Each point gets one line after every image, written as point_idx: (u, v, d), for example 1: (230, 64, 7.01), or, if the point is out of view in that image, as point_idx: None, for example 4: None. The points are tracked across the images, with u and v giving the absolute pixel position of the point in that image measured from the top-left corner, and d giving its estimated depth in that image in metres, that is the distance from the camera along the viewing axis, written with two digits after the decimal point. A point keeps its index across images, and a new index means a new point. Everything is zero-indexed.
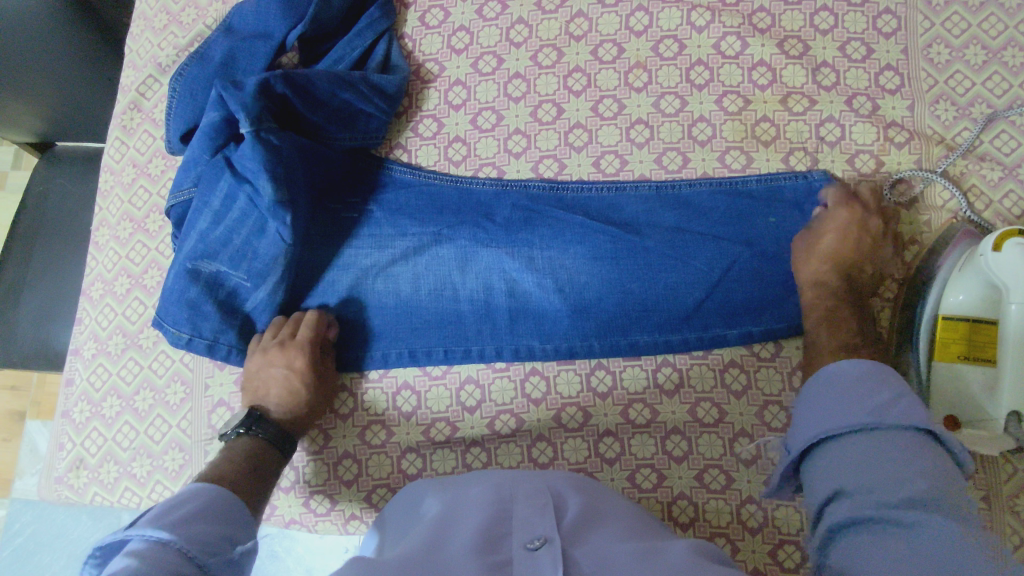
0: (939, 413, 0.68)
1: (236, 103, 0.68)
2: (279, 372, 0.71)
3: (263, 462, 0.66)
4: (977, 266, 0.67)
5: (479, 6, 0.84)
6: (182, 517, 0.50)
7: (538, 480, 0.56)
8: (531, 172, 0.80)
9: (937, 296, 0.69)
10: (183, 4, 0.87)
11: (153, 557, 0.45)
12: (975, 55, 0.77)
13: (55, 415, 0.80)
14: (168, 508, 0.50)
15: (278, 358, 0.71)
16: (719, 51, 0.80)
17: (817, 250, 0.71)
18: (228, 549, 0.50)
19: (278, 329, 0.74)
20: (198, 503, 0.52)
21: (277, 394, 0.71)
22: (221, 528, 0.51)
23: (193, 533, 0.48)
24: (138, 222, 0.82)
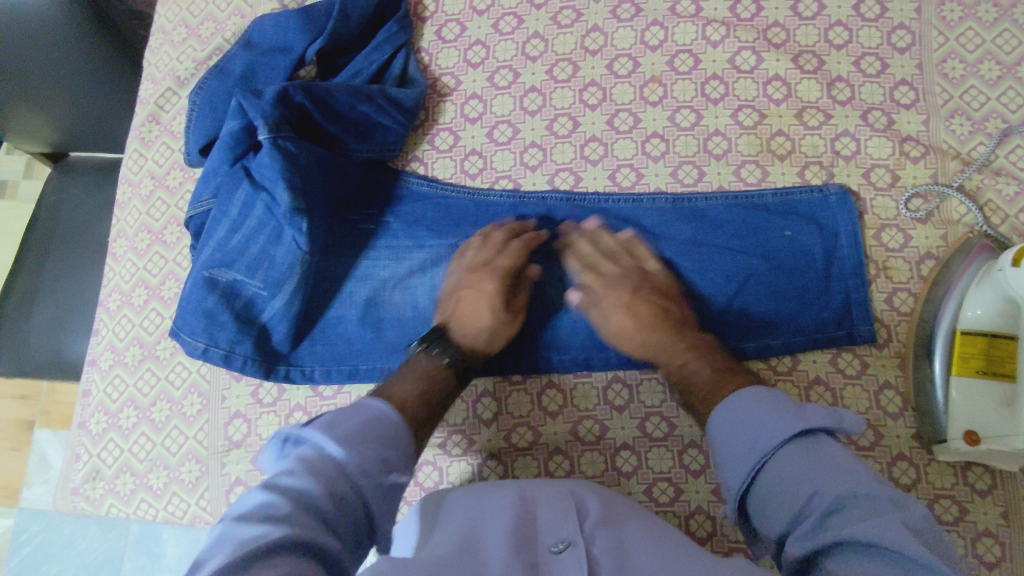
0: (957, 428, 0.67)
1: (255, 112, 0.69)
2: (470, 295, 0.71)
3: (434, 381, 0.65)
4: (995, 280, 0.67)
5: (496, 20, 0.85)
6: (350, 432, 0.51)
7: (561, 486, 0.59)
8: (548, 185, 0.80)
9: (953, 311, 0.69)
10: (202, 17, 0.88)
11: (312, 470, 0.48)
12: (990, 70, 0.77)
13: (72, 426, 0.80)
14: (341, 418, 0.52)
15: (469, 284, 0.72)
16: (734, 66, 0.80)
17: (614, 327, 0.71)
18: (387, 472, 0.51)
19: (476, 253, 0.74)
20: (368, 418, 0.53)
21: (462, 318, 0.71)
22: (385, 449, 0.52)
23: (357, 451, 0.50)
24: (155, 233, 0.82)
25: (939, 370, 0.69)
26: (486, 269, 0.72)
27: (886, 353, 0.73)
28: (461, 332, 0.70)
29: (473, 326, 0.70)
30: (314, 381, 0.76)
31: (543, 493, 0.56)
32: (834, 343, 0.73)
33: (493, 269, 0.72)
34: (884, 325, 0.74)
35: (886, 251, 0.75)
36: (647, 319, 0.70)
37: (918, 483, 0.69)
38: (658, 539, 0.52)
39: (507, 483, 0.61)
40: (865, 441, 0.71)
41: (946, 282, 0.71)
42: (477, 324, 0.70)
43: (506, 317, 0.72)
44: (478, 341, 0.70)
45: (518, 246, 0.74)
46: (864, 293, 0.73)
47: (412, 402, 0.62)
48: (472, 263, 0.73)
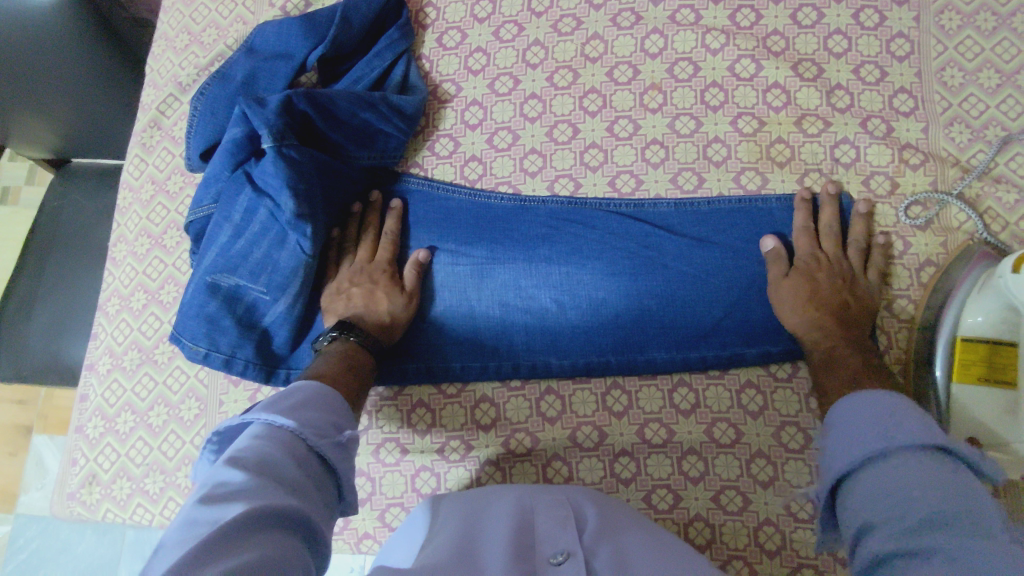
0: (959, 436, 0.68)
1: (259, 120, 0.69)
2: (364, 286, 0.73)
3: (358, 360, 0.68)
4: (995, 286, 0.67)
5: (497, 28, 0.85)
6: (293, 406, 0.51)
7: (560, 493, 0.58)
8: (548, 191, 0.80)
9: (953, 317, 0.70)
10: (205, 24, 0.88)
11: (269, 442, 0.47)
12: (989, 78, 0.78)
13: (69, 431, 0.80)
14: (280, 396, 0.52)
15: (361, 278, 0.74)
16: (734, 73, 0.81)
17: (782, 294, 0.71)
18: (337, 433, 0.52)
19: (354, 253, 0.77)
20: (309, 392, 0.53)
21: (365, 305, 0.73)
22: (330, 415, 0.53)
23: (304, 420, 0.50)
24: (156, 238, 0.83)
25: (942, 378, 0.69)
26: (373, 264, 0.75)
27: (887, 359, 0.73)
28: (368, 317, 0.72)
29: (378, 308, 0.73)
30: None
31: (543, 504, 0.56)
32: None
33: (379, 264, 0.75)
34: (884, 332, 0.73)
35: (887, 258, 0.75)
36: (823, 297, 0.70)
37: None
38: (661, 549, 0.52)
39: (500, 496, 0.59)
40: None
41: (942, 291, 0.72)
42: (378, 309, 0.73)
43: (408, 298, 0.74)
44: (386, 323, 0.73)
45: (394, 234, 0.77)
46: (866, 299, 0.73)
47: (344, 375, 0.65)
48: (356, 262, 0.76)
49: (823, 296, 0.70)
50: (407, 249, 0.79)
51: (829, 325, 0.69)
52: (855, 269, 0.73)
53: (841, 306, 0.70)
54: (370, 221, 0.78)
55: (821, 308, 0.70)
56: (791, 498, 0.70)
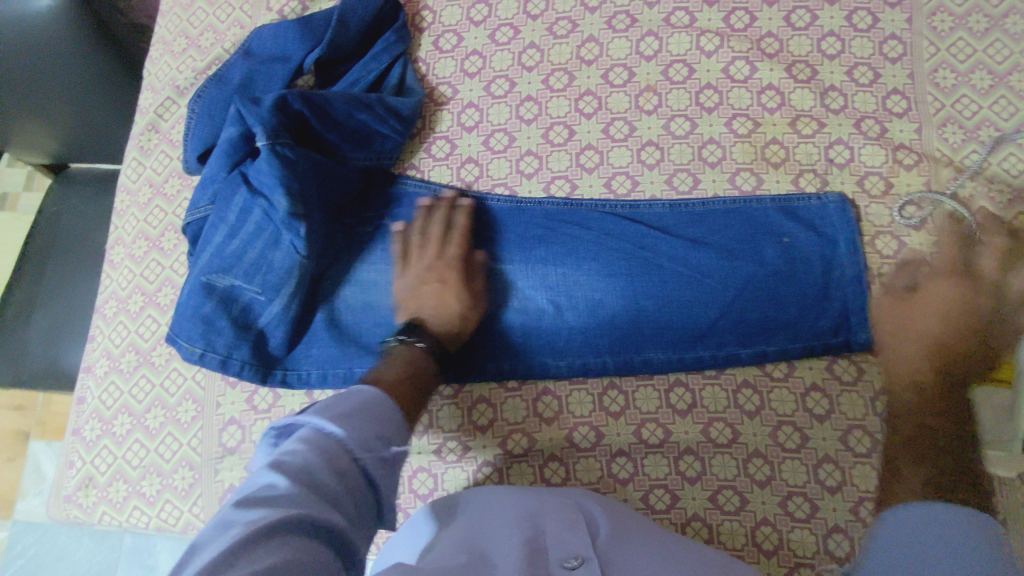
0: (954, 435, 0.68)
1: (254, 120, 0.69)
2: (435, 285, 0.71)
3: (422, 367, 0.65)
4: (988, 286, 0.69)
5: (493, 31, 0.86)
6: (347, 413, 0.49)
7: (570, 498, 0.58)
8: (544, 192, 0.81)
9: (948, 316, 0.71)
10: (202, 28, 0.89)
11: (314, 451, 0.45)
12: (981, 79, 0.78)
13: (66, 433, 0.80)
14: (335, 400, 0.50)
15: (432, 275, 0.72)
16: (728, 75, 0.81)
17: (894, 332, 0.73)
18: (384, 450, 0.48)
19: (422, 246, 0.74)
20: (362, 399, 0.50)
21: (435, 305, 0.71)
22: (381, 428, 0.49)
23: (354, 432, 0.47)
24: (153, 240, 0.83)
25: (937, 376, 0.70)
26: (443, 261, 0.73)
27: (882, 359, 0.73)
28: (433, 319, 0.70)
29: (449, 311, 0.71)
30: (309, 386, 0.76)
31: (550, 507, 0.55)
32: (830, 349, 0.73)
33: (448, 262, 0.73)
34: None
35: (881, 258, 0.75)
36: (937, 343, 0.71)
37: None
38: (669, 556, 0.51)
39: (506, 497, 0.57)
40: (863, 446, 0.71)
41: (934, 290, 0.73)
42: (448, 311, 0.71)
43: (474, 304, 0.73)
44: (453, 329, 0.71)
45: (465, 230, 0.76)
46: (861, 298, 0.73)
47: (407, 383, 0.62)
48: (426, 256, 0.74)
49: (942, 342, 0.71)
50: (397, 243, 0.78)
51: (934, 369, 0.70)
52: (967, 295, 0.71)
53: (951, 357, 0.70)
54: (443, 215, 0.76)
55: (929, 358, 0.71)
56: (787, 497, 0.70)
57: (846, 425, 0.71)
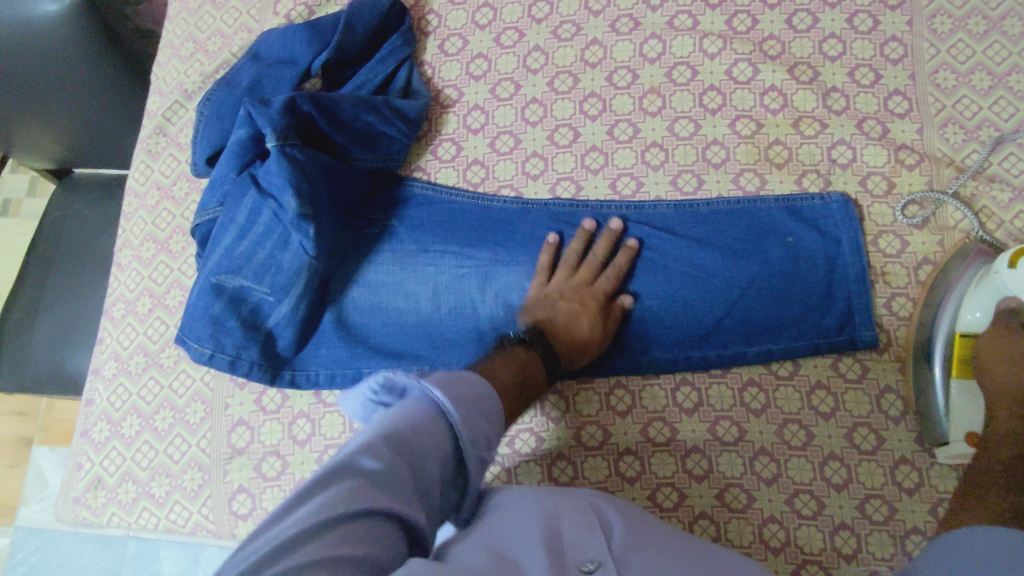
0: (958, 432, 0.68)
1: (263, 121, 0.70)
2: (573, 306, 0.72)
3: (531, 372, 0.64)
4: (993, 282, 0.68)
5: (498, 34, 0.86)
6: (464, 399, 0.48)
7: (582, 496, 0.57)
8: (549, 193, 0.81)
9: (953, 313, 0.70)
10: (210, 33, 0.90)
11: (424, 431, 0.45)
12: (981, 80, 0.79)
13: (74, 435, 0.80)
14: (457, 381, 0.49)
15: (572, 295, 0.73)
16: (731, 77, 0.82)
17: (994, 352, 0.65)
18: (487, 449, 0.49)
19: (572, 271, 0.75)
20: (480, 391, 0.50)
21: (566, 324, 0.71)
22: (490, 426, 0.49)
23: (468, 424, 0.47)
24: (161, 243, 0.83)
25: (942, 375, 0.69)
26: (590, 288, 0.74)
27: (885, 356, 0.73)
28: (562, 336, 0.70)
29: (576, 333, 0.71)
30: (318, 387, 0.76)
31: (566, 505, 0.54)
32: (835, 347, 0.73)
33: (595, 291, 0.73)
34: (884, 329, 0.74)
35: (884, 257, 0.76)
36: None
37: (921, 487, 0.69)
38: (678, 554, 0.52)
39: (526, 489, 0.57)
40: (870, 443, 0.71)
41: (940, 286, 0.72)
42: (574, 333, 0.71)
43: (605, 335, 0.72)
44: (574, 347, 0.71)
45: (621, 268, 0.75)
46: (865, 296, 0.74)
47: (514, 388, 0.60)
48: (572, 279, 0.74)
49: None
50: (405, 246, 0.79)
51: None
52: None
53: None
54: (601, 245, 0.76)
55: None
56: (794, 495, 0.71)
57: (852, 423, 0.72)
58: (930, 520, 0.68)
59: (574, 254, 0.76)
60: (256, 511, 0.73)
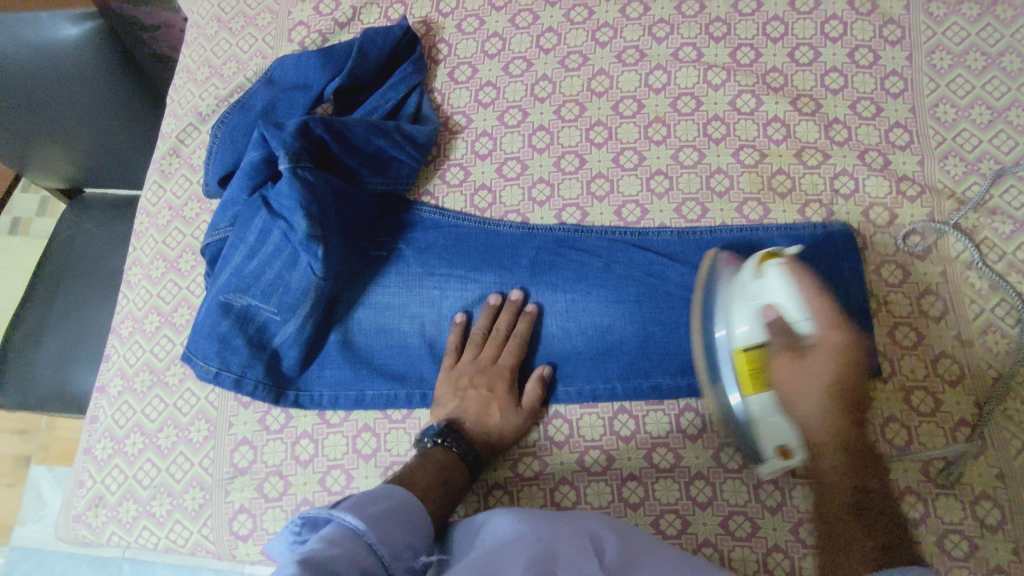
0: (770, 448, 0.66)
1: (276, 143, 0.71)
2: (481, 392, 0.73)
3: (452, 471, 0.68)
4: (743, 293, 0.68)
5: (506, 64, 0.89)
6: (376, 513, 0.56)
7: (577, 522, 0.58)
8: (555, 219, 0.82)
9: (729, 329, 0.68)
10: (225, 58, 0.92)
11: (343, 543, 0.50)
12: (981, 114, 0.82)
13: (76, 453, 0.79)
14: (366, 500, 0.57)
15: (481, 380, 0.74)
16: (735, 108, 0.84)
17: (791, 374, 0.64)
18: (410, 558, 0.55)
19: (480, 348, 0.76)
20: (390, 504, 0.58)
21: (478, 413, 0.72)
22: (408, 534, 0.56)
23: (383, 535, 0.53)
24: (171, 261, 0.84)
25: (744, 395, 0.66)
26: (496, 367, 0.75)
27: (890, 386, 0.73)
28: (476, 429, 0.72)
29: (489, 422, 0.72)
30: (322, 407, 0.76)
31: (560, 529, 0.55)
32: None
33: (501, 368, 0.74)
34: (888, 358, 0.75)
35: (886, 286, 0.77)
36: (835, 387, 0.63)
37: (927, 518, 0.69)
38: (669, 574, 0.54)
39: (525, 516, 0.57)
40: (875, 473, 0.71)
41: (710, 302, 0.71)
42: (490, 422, 0.72)
43: (518, 417, 0.73)
44: (490, 438, 0.72)
45: (525, 338, 0.76)
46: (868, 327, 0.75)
47: (434, 491, 0.65)
48: (480, 358, 0.75)
49: (841, 380, 0.64)
50: (411, 268, 0.80)
51: (841, 415, 0.64)
52: (835, 337, 0.64)
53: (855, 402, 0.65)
54: (503, 319, 0.77)
55: (834, 402, 0.63)
56: (799, 524, 0.70)
57: None
58: (937, 552, 0.68)
59: (479, 331, 0.77)
60: (257, 531, 0.73)
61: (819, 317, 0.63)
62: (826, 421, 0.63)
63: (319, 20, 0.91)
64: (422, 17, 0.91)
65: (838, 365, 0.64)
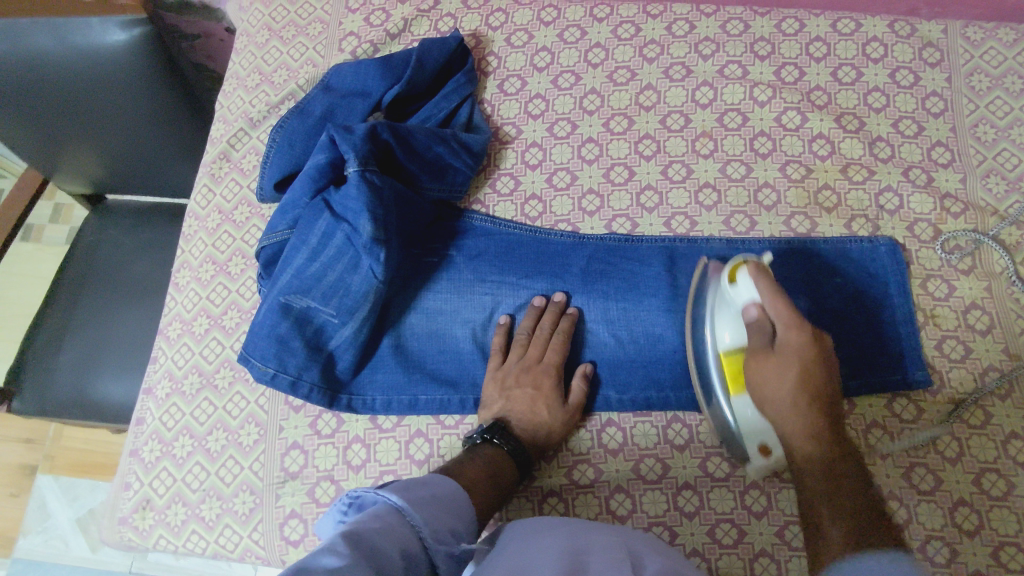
0: (753, 446, 0.68)
1: (347, 146, 0.72)
2: (528, 391, 0.73)
3: (502, 467, 0.68)
4: (724, 299, 0.70)
5: (555, 77, 0.90)
6: (421, 498, 0.55)
7: (616, 537, 0.56)
8: (605, 229, 0.83)
9: (713, 335, 0.71)
10: (276, 66, 0.93)
11: (391, 520, 0.50)
12: (1020, 134, 0.84)
13: (121, 455, 0.79)
14: (414, 484, 0.57)
15: (526, 379, 0.74)
16: (781, 124, 0.86)
17: (762, 372, 0.65)
18: (454, 543, 0.54)
19: (524, 349, 0.76)
20: (438, 492, 0.58)
21: (526, 411, 0.72)
22: (452, 522, 0.56)
23: (429, 519, 0.53)
24: (220, 265, 0.84)
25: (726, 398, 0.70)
26: (541, 366, 0.74)
27: (939, 399, 0.75)
28: (524, 426, 0.72)
29: (537, 419, 0.72)
30: (374, 412, 0.75)
31: (596, 542, 0.54)
32: (888, 388, 0.75)
33: (547, 367, 0.74)
34: (937, 371, 0.76)
35: (933, 300, 0.78)
36: (805, 391, 0.62)
37: (981, 530, 0.69)
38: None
39: (546, 526, 0.58)
40: (929, 482, 0.71)
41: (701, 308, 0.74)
42: (537, 419, 0.73)
43: (565, 416, 0.73)
44: (540, 436, 0.72)
45: (566, 335, 0.76)
46: (915, 339, 0.76)
47: (482, 483, 0.65)
48: (525, 358, 0.75)
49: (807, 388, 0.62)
50: (463, 273, 0.80)
51: (813, 405, 0.62)
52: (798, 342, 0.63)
53: (827, 398, 0.63)
54: (547, 318, 0.77)
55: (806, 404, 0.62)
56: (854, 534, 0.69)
57: (910, 462, 0.72)
58: (991, 564, 0.68)
59: (524, 332, 0.77)
60: (307, 537, 0.72)
61: (778, 314, 0.64)
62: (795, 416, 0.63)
63: (370, 31, 0.93)
64: (471, 31, 0.93)
65: (801, 356, 0.63)
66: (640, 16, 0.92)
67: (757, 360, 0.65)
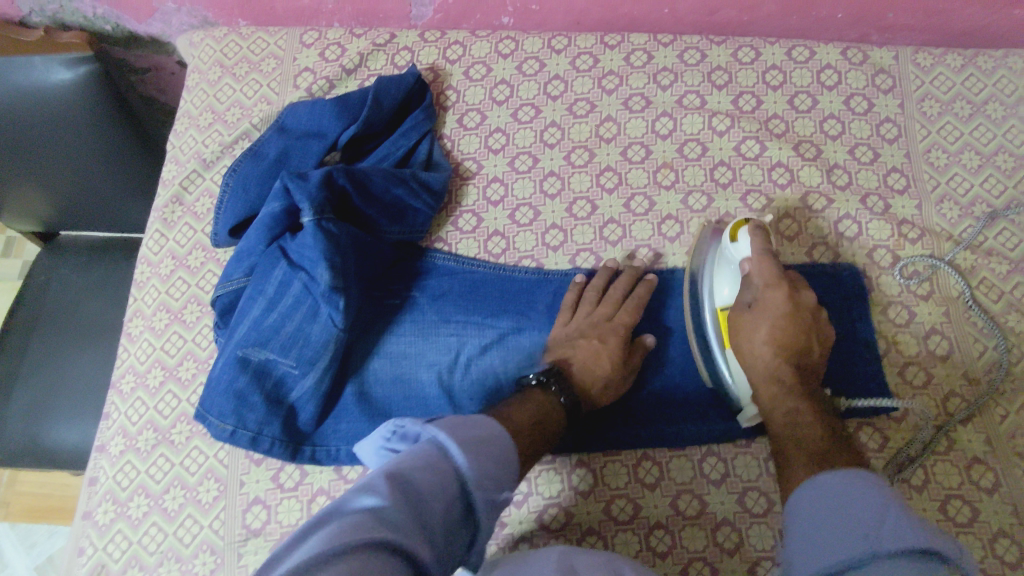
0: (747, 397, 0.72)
1: (302, 194, 0.71)
2: (592, 344, 0.75)
3: (550, 412, 0.68)
4: (722, 257, 0.75)
5: (514, 110, 0.89)
6: (468, 439, 0.53)
7: (602, 556, 0.55)
8: (569, 264, 0.82)
9: (709, 294, 0.76)
10: (229, 104, 0.91)
11: (431, 458, 0.50)
12: (971, 159, 0.86)
13: (75, 517, 0.75)
14: (469, 421, 0.54)
15: (594, 333, 0.76)
16: (740, 153, 0.86)
17: (743, 328, 0.70)
18: (496, 491, 0.52)
19: (594, 307, 0.78)
20: (489, 433, 0.55)
21: (585, 362, 0.74)
22: (499, 469, 0.53)
23: (473, 464, 0.51)
24: (175, 313, 0.81)
25: (722, 352, 0.74)
26: (610, 324, 0.76)
27: (903, 425, 0.75)
28: (579, 375, 0.73)
29: (595, 372, 0.73)
30: (338, 462, 0.73)
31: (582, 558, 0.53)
32: (855, 417, 0.75)
33: (616, 326, 0.76)
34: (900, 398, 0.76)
35: (894, 326, 0.79)
36: (783, 343, 0.68)
37: None
38: None
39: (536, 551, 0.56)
40: None
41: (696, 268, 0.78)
42: (594, 371, 0.73)
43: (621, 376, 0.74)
44: (594, 390, 0.73)
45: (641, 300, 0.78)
46: (878, 367, 0.77)
47: (528, 426, 0.65)
48: (594, 315, 0.78)
49: (786, 339, 0.68)
50: (428, 314, 0.79)
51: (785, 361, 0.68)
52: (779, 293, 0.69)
53: (802, 350, 0.69)
54: (623, 281, 0.79)
55: (780, 355, 0.68)
56: None
57: None
58: None
59: (596, 291, 0.79)
60: None
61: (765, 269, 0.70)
62: (770, 367, 0.68)
63: (325, 67, 0.91)
64: (429, 64, 0.92)
65: (780, 309, 0.69)
66: (597, 46, 0.92)
67: (743, 312, 0.71)
